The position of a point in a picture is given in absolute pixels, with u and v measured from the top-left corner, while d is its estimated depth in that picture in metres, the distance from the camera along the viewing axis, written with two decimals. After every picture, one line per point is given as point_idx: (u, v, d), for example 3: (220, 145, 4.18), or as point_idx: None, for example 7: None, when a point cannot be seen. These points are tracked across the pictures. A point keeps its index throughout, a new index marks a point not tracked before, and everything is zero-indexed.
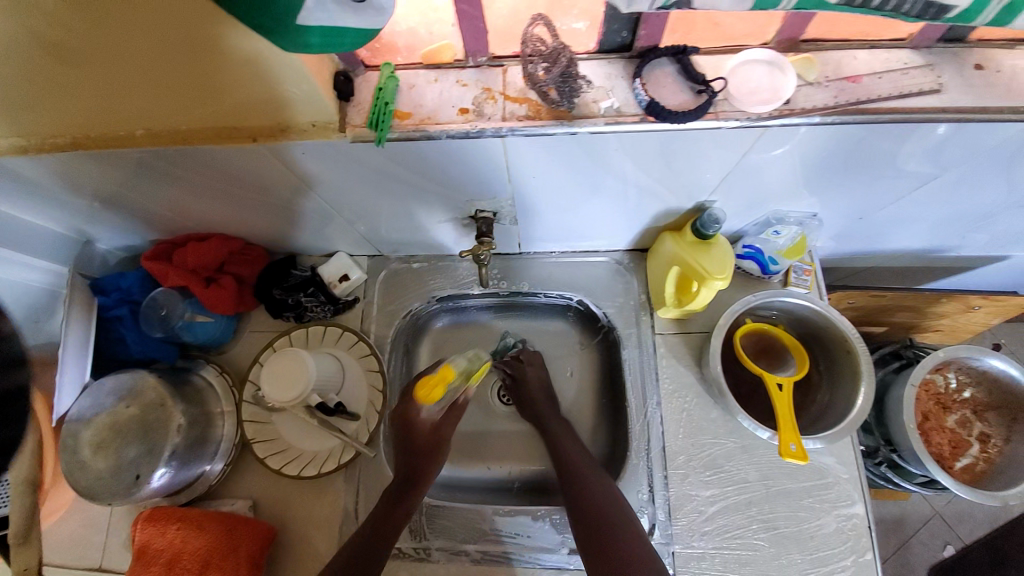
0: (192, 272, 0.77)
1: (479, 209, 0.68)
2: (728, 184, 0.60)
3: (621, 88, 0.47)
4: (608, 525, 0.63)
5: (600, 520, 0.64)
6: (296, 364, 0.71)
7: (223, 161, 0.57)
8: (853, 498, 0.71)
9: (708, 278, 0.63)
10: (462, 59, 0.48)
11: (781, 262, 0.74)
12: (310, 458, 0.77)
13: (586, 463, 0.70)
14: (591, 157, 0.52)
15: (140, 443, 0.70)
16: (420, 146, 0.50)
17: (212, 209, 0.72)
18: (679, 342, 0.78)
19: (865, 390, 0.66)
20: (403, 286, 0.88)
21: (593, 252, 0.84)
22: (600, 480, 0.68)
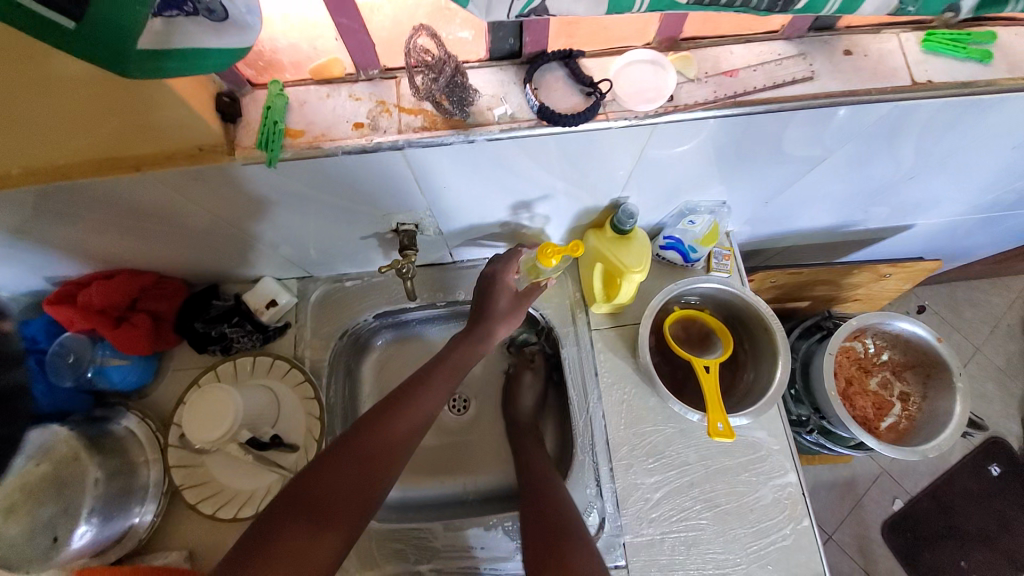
0: (98, 312, 0.71)
1: (399, 222, 0.67)
2: (636, 179, 0.63)
3: (514, 94, 0.48)
4: (563, 530, 0.62)
5: (554, 528, 0.62)
6: (220, 399, 0.67)
7: (112, 195, 0.53)
8: (785, 468, 0.75)
9: (628, 272, 0.66)
10: (353, 72, 0.48)
11: (700, 250, 0.77)
12: (247, 498, 0.73)
13: (542, 470, 0.72)
14: (497, 163, 0.53)
15: (54, 502, 0.64)
16: (318, 164, 0.49)
17: (114, 245, 0.67)
18: (614, 336, 0.80)
19: (782, 364, 0.71)
20: (338, 306, 0.85)
21: None
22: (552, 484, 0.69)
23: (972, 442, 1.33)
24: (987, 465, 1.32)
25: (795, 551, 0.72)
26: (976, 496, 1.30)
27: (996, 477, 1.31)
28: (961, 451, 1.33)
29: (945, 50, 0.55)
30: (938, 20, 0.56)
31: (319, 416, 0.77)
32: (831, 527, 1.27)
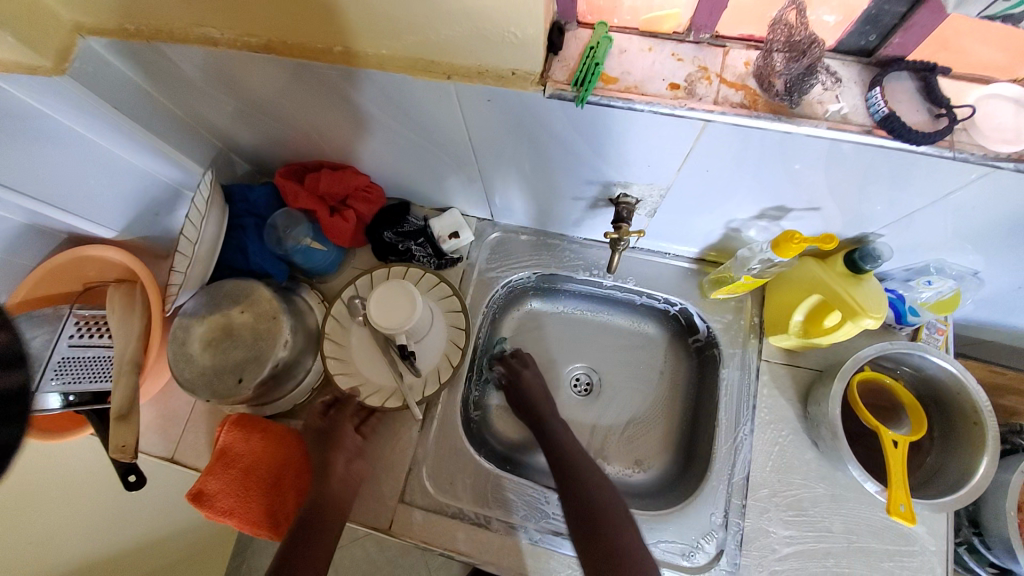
0: (320, 198, 0.78)
1: (623, 193, 0.64)
2: (905, 222, 0.57)
3: (851, 94, 0.44)
4: (598, 519, 0.65)
5: (585, 505, 0.66)
6: (408, 297, 0.71)
7: (403, 94, 0.56)
8: (937, 573, 0.67)
9: (860, 313, 0.59)
10: (683, 32, 0.46)
11: (922, 314, 0.69)
12: (374, 389, 0.78)
13: (582, 455, 0.72)
14: (780, 159, 0.50)
15: (249, 349, 0.72)
16: (612, 115, 0.49)
17: (356, 142, 0.72)
18: (785, 374, 0.74)
19: (986, 459, 0.62)
20: (508, 256, 0.87)
21: (678, 256, 0.82)
22: (598, 476, 0.70)
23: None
24: None
25: None
26: None
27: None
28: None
29: None
30: None
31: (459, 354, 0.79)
32: None
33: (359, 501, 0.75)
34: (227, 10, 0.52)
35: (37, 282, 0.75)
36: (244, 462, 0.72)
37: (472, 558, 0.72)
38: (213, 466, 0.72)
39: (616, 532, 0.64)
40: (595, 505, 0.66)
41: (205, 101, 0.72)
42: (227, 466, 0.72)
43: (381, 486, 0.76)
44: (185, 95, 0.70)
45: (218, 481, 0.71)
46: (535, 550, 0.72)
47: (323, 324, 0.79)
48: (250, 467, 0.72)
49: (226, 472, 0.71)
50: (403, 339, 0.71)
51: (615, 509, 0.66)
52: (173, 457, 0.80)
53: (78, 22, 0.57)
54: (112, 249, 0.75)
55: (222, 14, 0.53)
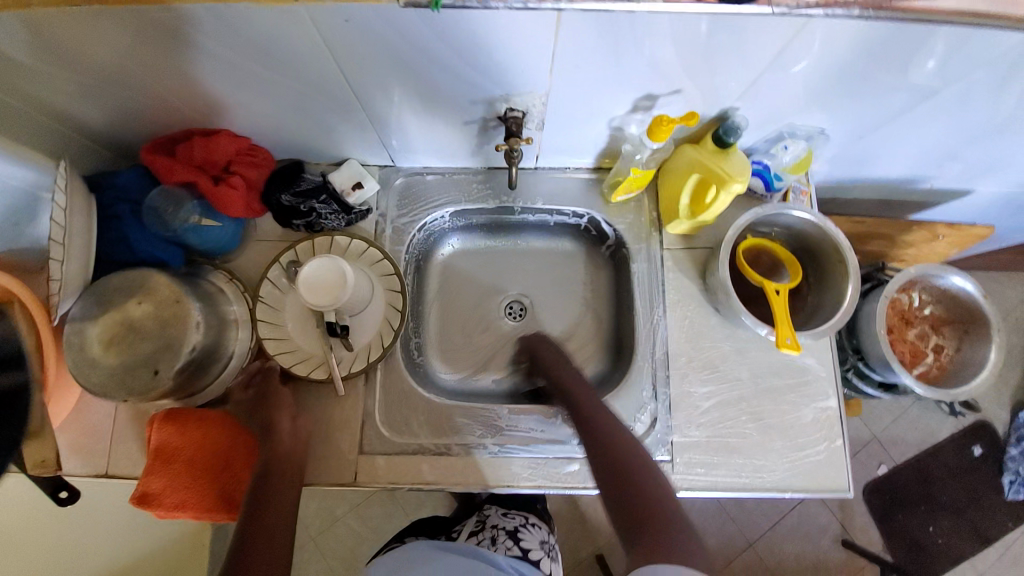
0: (198, 167, 0.73)
1: (508, 107, 0.66)
2: (753, 91, 0.64)
3: None
4: (627, 465, 0.62)
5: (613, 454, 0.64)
6: (338, 272, 0.70)
7: (260, 29, 0.54)
8: (828, 393, 0.80)
9: (728, 180, 0.68)
10: None
11: (786, 179, 0.79)
12: (302, 358, 0.78)
13: (589, 403, 0.71)
14: (634, 44, 0.54)
15: (158, 338, 0.68)
16: (469, 20, 0.50)
17: (222, 100, 0.68)
18: (685, 257, 0.83)
19: (851, 284, 0.74)
20: (418, 197, 0.86)
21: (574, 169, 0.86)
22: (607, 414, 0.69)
23: (963, 422, 1.46)
24: (973, 444, 1.45)
25: (826, 468, 0.77)
26: (958, 472, 1.44)
27: (977, 456, 1.44)
28: (952, 430, 1.46)
29: None
30: None
31: (396, 326, 0.80)
32: None
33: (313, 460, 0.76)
34: None
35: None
36: (185, 454, 0.69)
37: (439, 484, 0.76)
38: (152, 465, 0.68)
39: (650, 488, 0.60)
40: (628, 460, 0.63)
41: (30, 79, 0.64)
42: (167, 463, 0.69)
43: (339, 444, 0.77)
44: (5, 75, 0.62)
45: (161, 478, 0.68)
46: (496, 462, 0.77)
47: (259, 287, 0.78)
48: (194, 457, 0.70)
49: (167, 469, 0.69)
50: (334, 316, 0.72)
51: (639, 468, 0.62)
52: (107, 472, 0.75)
53: None
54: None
55: None
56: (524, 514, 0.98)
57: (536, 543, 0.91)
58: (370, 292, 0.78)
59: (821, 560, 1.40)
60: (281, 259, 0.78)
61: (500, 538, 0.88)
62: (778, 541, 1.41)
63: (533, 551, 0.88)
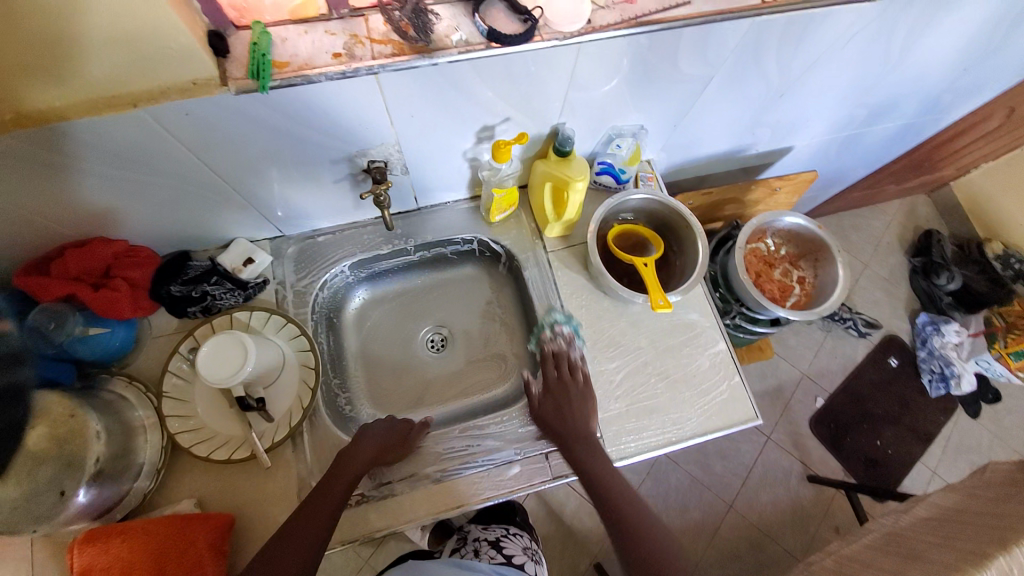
0: (75, 279, 0.72)
1: (370, 160, 0.73)
2: (570, 106, 0.76)
3: (465, 24, 0.59)
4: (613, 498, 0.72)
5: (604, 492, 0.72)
6: (236, 346, 0.72)
7: (107, 140, 0.57)
8: (716, 339, 0.90)
9: (572, 182, 0.79)
10: (327, 12, 0.56)
11: (628, 171, 0.92)
12: (220, 442, 0.77)
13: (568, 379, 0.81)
14: (454, 88, 0.63)
15: (56, 460, 0.65)
16: (303, 93, 0.57)
17: (85, 211, 0.69)
18: (568, 254, 0.92)
19: (700, 245, 0.87)
20: (313, 259, 0.90)
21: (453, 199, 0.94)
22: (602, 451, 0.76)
23: (872, 339, 1.66)
24: (887, 357, 1.66)
25: (732, 403, 0.87)
26: (879, 384, 1.63)
27: (896, 366, 1.65)
28: (865, 349, 1.66)
29: None
30: None
31: (313, 384, 0.82)
32: (769, 429, 1.57)
33: (251, 543, 0.74)
34: None
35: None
36: (111, 572, 0.64)
37: (390, 527, 0.76)
38: None
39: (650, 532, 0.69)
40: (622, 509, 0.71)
41: None
42: None
43: (277, 517, 0.76)
44: None
45: None
46: (443, 487, 0.79)
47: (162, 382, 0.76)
48: (124, 572, 0.65)
49: None
50: (242, 390, 0.73)
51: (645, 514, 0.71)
52: None
53: None
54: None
55: None
56: (504, 527, 1.01)
57: (517, 549, 0.93)
58: (280, 358, 0.79)
59: (796, 500, 1.50)
60: (181, 348, 0.78)
61: (481, 548, 0.90)
62: (753, 494, 1.50)
63: (516, 556, 0.90)
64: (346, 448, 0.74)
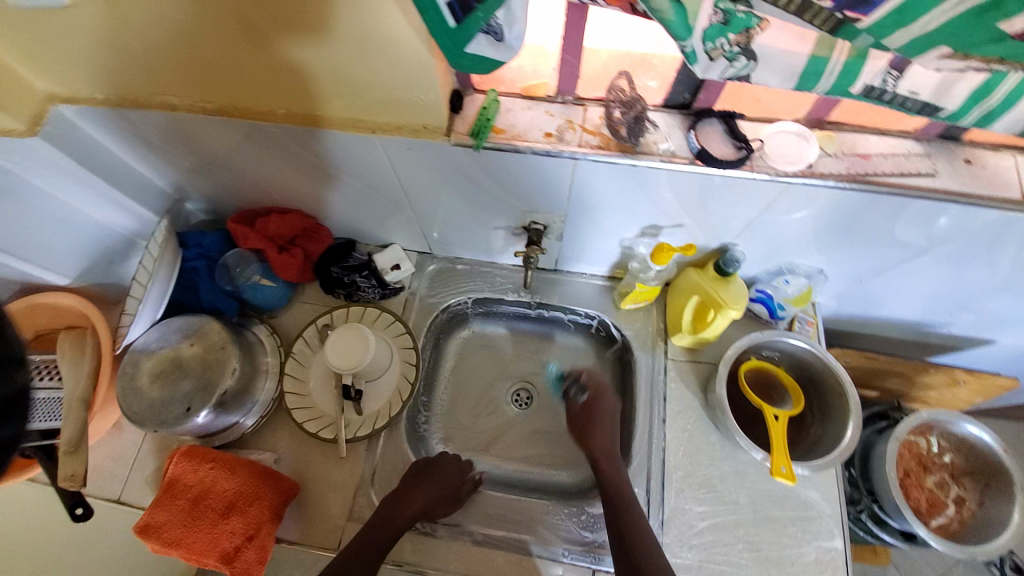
0: (270, 239, 0.86)
1: (533, 221, 0.77)
2: (750, 232, 0.72)
3: (677, 136, 0.59)
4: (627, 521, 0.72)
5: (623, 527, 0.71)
6: (361, 339, 0.81)
7: (338, 148, 0.68)
8: (833, 533, 0.76)
9: (724, 307, 0.74)
10: (553, 95, 0.60)
11: (788, 309, 0.85)
12: (315, 415, 0.84)
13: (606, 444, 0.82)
14: (641, 187, 0.64)
15: (196, 379, 0.79)
16: (506, 158, 0.61)
17: (299, 189, 0.82)
18: (689, 370, 0.86)
19: (852, 423, 0.75)
20: (447, 283, 0.96)
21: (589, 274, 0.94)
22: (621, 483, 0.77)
23: None
24: None
25: None
26: None
27: None
28: None
29: None
30: None
31: (405, 397, 0.86)
32: None
33: (303, 518, 0.80)
34: (186, 83, 0.64)
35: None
36: (192, 492, 0.74)
37: (418, 566, 0.76)
38: (161, 496, 0.74)
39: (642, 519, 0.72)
40: (607, 477, 0.77)
41: (162, 160, 0.81)
42: (173, 496, 0.74)
43: (331, 505, 0.80)
44: (141, 152, 0.79)
45: (165, 512, 0.73)
46: (482, 550, 0.77)
47: (293, 343, 0.88)
48: (199, 496, 0.74)
49: (172, 503, 0.73)
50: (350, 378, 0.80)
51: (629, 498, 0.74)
52: (119, 499, 0.82)
53: (51, 92, 0.68)
54: (69, 295, 0.81)
55: (184, 86, 0.65)
56: None
57: None
58: (388, 361, 0.86)
59: None
60: (317, 321, 0.89)
61: None
62: None
63: None
64: (402, 494, 0.76)
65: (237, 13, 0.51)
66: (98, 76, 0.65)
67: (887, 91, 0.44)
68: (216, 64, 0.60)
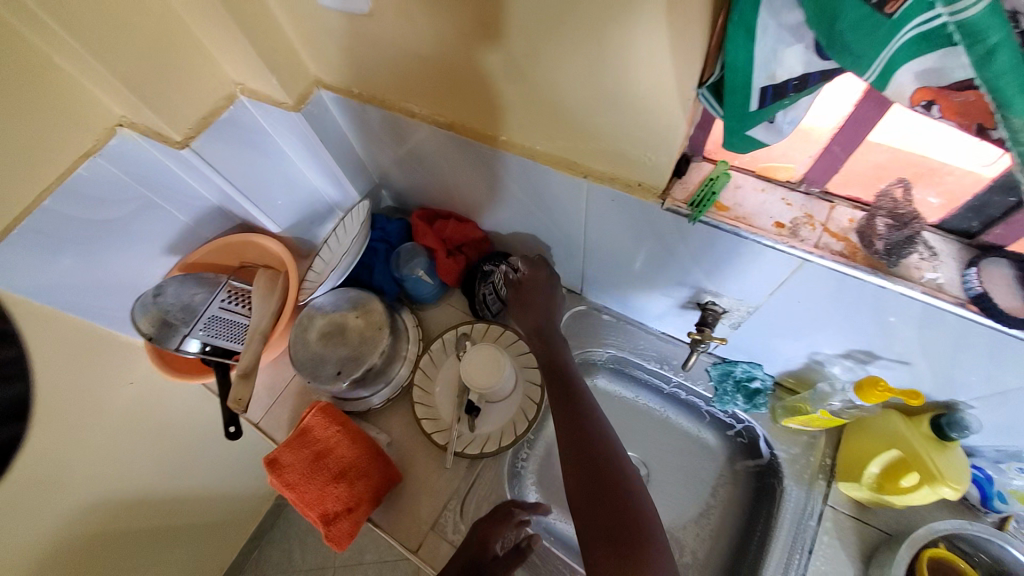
0: (443, 241, 0.93)
1: (711, 302, 0.70)
2: (1001, 401, 0.56)
3: (948, 267, 0.48)
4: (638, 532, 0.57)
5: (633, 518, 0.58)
6: (498, 363, 0.82)
7: (538, 180, 0.70)
8: None
9: (938, 481, 0.59)
10: (796, 181, 0.54)
11: (1012, 504, 0.66)
12: (433, 417, 0.87)
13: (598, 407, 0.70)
14: (873, 308, 0.53)
15: (351, 350, 0.86)
16: (718, 237, 0.56)
17: (483, 204, 0.87)
18: (851, 528, 0.71)
19: None
20: (586, 329, 0.92)
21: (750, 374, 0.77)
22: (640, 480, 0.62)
23: None
24: None
25: None
26: None
27: None
28: None
29: None
30: None
31: (517, 433, 0.84)
32: None
33: (394, 510, 0.83)
34: (428, 96, 0.71)
35: (210, 251, 0.95)
36: (316, 447, 0.81)
37: None
38: (293, 440, 0.81)
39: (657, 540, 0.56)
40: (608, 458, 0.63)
41: (382, 151, 0.92)
42: (302, 445, 0.81)
43: (421, 507, 0.82)
44: (367, 139, 0.90)
45: (292, 456, 0.80)
46: None
47: (433, 342, 0.93)
48: (321, 454, 0.80)
49: (299, 450, 0.81)
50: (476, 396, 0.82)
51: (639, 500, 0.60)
52: (259, 424, 0.94)
53: (319, 79, 0.81)
54: (279, 245, 0.96)
55: (427, 98, 0.71)
56: None
57: None
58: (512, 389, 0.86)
59: None
60: (459, 327, 0.93)
61: None
62: None
63: None
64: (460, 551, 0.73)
65: (506, 49, 0.54)
66: (361, 74, 0.75)
67: None
68: (462, 86, 0.65)
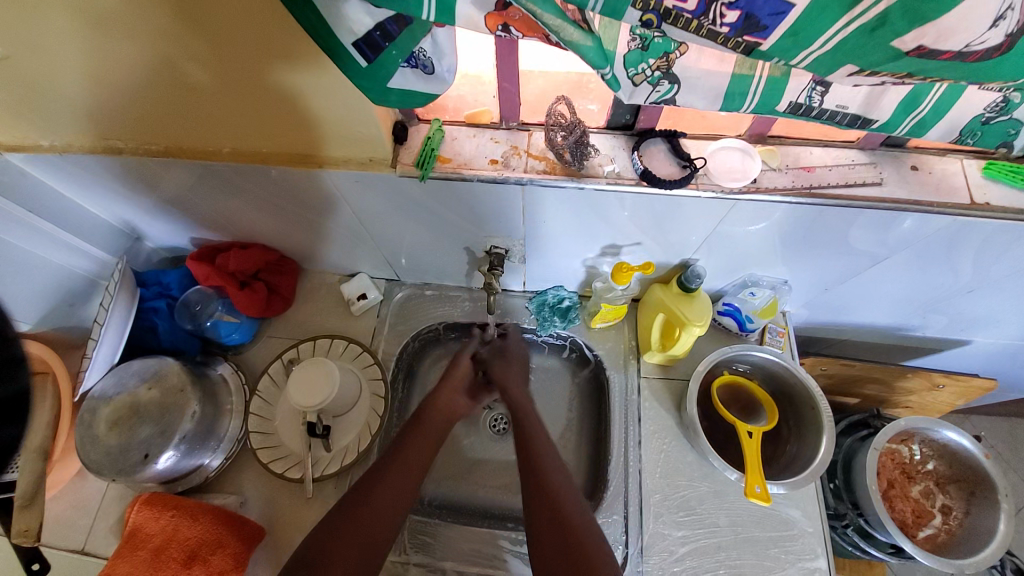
0: (230, 275, 0.85)
1: (493, 245, 0.76)
2: (707, 246, 0.71)
3: (622, 157, 0.59)
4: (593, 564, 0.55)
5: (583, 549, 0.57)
6: (325, 375, 0.78)
7: (282, 181, 0.68)
8: (816, 552, 0.74)
9: (688, 324, 0.74)
10: (498, 122, 0.61)
11: (756, 321, 0.84)
12: (282, 454, 0.82)
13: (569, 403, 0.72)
14: (591, 209, 0.63)
15: (155, 424, 0.77)
16: (454, 186, 0.61)
17: (257, 224, 0.82)
18: (661, 386, 0.85)
19: (825, 438, 0.73)
20: (415, 311, 0.94)
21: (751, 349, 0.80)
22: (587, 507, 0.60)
23: None
24: None
25: None
26: None
27: None
28: None
29: (1007, 179, 0.60)
30: (1002, 152, 0.61)
31: (374, 430, 0.83)
32: None
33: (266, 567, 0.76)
34: (126, 126, 0.64)
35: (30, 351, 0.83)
36: (153, 543, 0.71)
37: None
38: (121, 550, 0.70)
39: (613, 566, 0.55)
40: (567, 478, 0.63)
41: (120, 201, 0.80)
42: (134, 549, 0.70)
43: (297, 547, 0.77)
44: (92, 193, 0.78)
45: (126, 563, 0.69)
46: None
47: (258, 381, 0.86)
48: (161, 547, 0.70)
49: (133, 555, 0.70)
50: (314, 416, 0.78)
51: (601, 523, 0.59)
52: (83, 549, 0.78)
53: None
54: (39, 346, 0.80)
55: (124, 130, 0.64)
56: None
57: None
58: (356, 394, 0.83)
59: None
60: (283, 355, 0.87)
61: None
62: None
63: None
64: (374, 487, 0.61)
65: (163, 57, 0.52)
66: (40, 123, 0.64)
67: (815, 106, 0.44)
68: (157, 109, 0.60)
